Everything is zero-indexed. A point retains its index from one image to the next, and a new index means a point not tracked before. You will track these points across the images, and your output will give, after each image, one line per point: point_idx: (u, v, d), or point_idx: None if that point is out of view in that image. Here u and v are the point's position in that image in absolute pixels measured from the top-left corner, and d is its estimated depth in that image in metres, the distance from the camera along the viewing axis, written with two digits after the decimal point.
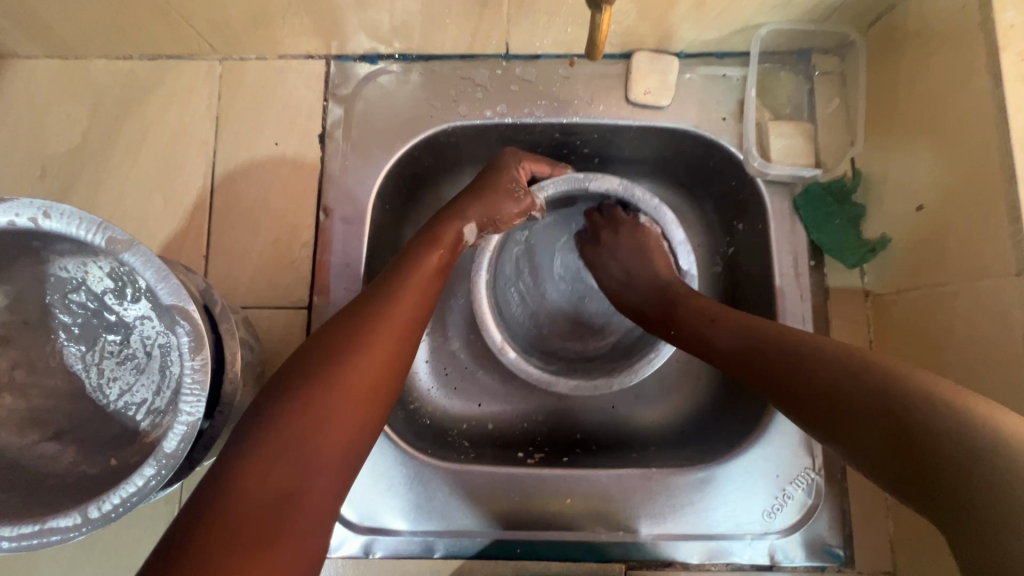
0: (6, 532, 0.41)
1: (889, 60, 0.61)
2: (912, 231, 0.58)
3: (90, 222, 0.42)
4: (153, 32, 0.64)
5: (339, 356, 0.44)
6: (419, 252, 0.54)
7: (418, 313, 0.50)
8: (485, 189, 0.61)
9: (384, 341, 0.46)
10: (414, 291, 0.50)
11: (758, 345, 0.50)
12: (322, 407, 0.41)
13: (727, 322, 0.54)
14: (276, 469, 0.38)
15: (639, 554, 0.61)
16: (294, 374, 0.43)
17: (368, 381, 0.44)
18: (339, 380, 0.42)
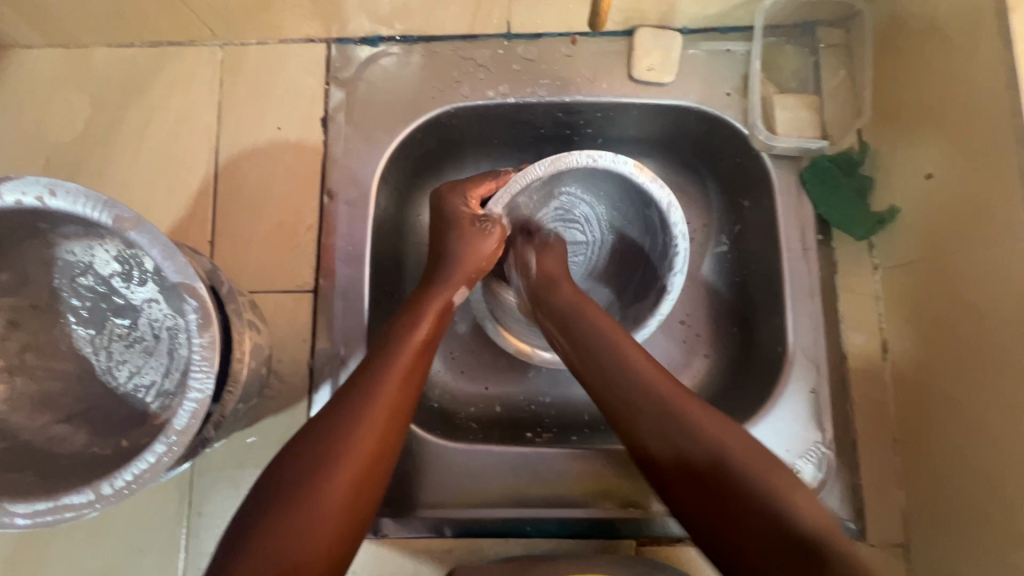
0: (20, 508, 0.42)
1: (896, 28, 0.60)
2: (922, 201, 0.57)
3: (96, 200, 0.42)
4: (154, 18, 0.64)
5: (342, 433, 0.45)
6: (416, 316, 0.54)
7: (416, 381, 0.51)
8: (455, 242, 0.59)
9: (387, 416, 0.47)
10: (412, 358, 0.51)
11: (663, 407, 0.46)
12: (329, 492, 0.43)
13: (629, 365, 0.49)
14: (286, 556, 0.40)
15: (649, 530, 0.61)
16: (300, 448, 0.44)
17: (372, 459, 0.45)
18: (344, 462, 0.44)
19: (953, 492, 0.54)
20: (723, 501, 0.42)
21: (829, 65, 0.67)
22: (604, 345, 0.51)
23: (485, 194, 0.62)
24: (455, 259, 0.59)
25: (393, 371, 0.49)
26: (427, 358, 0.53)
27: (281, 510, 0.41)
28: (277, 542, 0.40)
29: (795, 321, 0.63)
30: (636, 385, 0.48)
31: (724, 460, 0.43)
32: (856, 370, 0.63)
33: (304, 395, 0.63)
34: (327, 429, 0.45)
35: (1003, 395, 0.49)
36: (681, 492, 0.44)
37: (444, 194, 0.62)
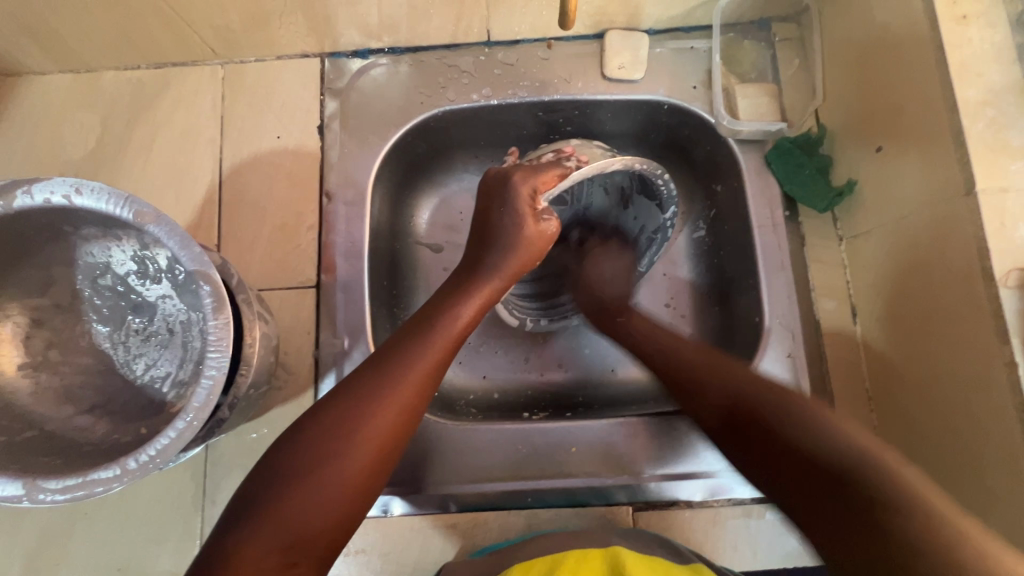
0: (51, 485, 0.45)
1: (838, 19, 0.66)
2: (876, 173, 0.62)
3: (118, 197, 0.46)
4: (159, 40, 0.69)
5: (363, 414, 0.47)
6: (453, 309, 0.55)
7: (440, 370, 0.52)
8: (507, 234, 0.59)
9: (408, 403, 0.49)
10: (442, 349, 0.52)
11: (748, 391, 0.53)
12: (342, 469, 0.44)
13: (722, 370, 0.57)
14: (294, 523, 0.42)
15: (644, 495, 0.64)
16: (322, 421, 0.46)
17: (388, 441, 0.47)
18: (362, 442, 0.46)
19: (922, 440, 0.58)
20: (789, 425, 0.48)
21: (784, 57, 0.73)
22: (694, 364, 0.59)
23: (549, 188, 0.59)
24: (498, 252, 0.59)
25: (419, 359, 0.51)
26: (455, 349, 0.54)
27: (298, 478, 0.44)
28: (290, 506, 0.42)
29: (770, 292, 0.68)
30: (734, 371, 0.56)
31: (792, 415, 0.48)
32: (828, 334, 0.67)
33: (311, 383, 0.66)
34: (349, 404, 0.47)
35: (954, 342, 0.53)
36: (734, 438, 0.53)
37: (513, 180, 0.59)
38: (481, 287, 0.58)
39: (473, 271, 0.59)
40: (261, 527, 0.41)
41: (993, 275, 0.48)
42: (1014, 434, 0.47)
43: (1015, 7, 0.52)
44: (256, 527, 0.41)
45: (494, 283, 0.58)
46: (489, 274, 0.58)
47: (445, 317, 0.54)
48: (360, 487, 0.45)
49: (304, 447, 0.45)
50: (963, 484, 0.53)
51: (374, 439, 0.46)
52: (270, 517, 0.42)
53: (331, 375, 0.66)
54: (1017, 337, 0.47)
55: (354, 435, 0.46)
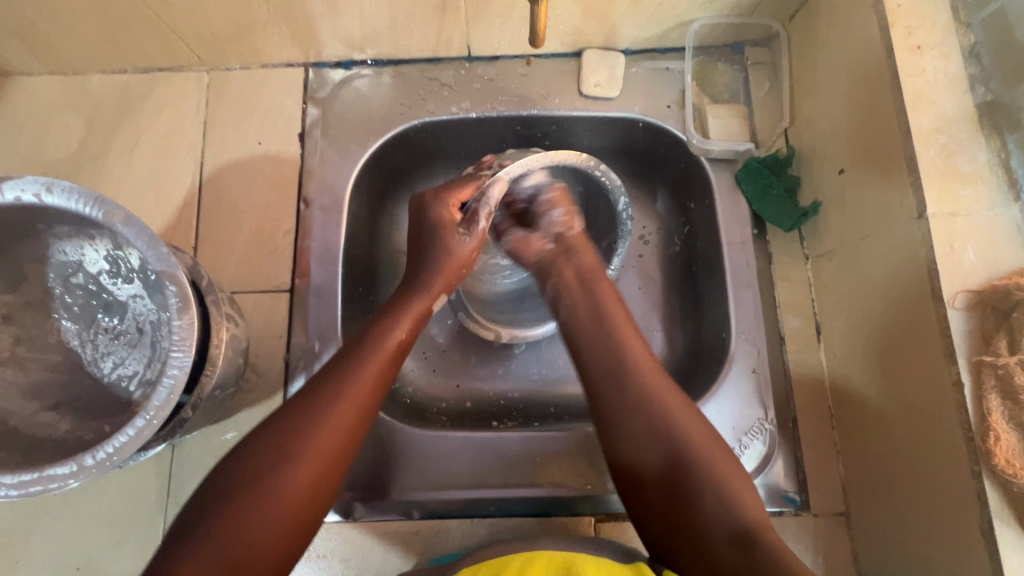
0: (7, 479, 0.45)
1: (806, 45, 0.68)
2: (837, 194, 0.64)
3: (89, 197, 0.47)
4: (146, 45, 0.71)
5: (304, 431, 0.47)
6: (388, 325, 0.56)
7: (381, 385, 0.53)
8: (434, 254, 0.62)
9: (351, 418, 0.50)
10: (382, 363, 0.53)
11: (668, 432, 0.52)
12: (285, 489, 0.45)
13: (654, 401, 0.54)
14: (238, 544, 0.42)
15: (606, 506, 0.64)
16: (265, 441, 0.47)
17: (338, 449, 0.48)
18: (303, 459, 0.46)
19: (878, 457, 0.58)
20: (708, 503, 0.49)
21: (756, 79, 0.74)
22: (634, 408, 0.54)
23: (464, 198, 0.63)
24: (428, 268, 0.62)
25: (359, 374, 0.52)
26: (395, 362, 0.55)
27: (237, 497, 0.44)
28: (234, 527, 0.43)
29: (737, 309, 0.69)
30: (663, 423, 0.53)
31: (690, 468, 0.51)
32: (792, 351, 0.68)
33: (281, 387, 0.67)
34: (291, 422, 0.48)
35: (908, 362, 0.54)
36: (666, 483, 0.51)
37: (429, 202, 0.63)
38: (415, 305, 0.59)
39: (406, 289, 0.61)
40: (200, 548, 0.42)
41: (942, 296, 0.49)
42: (960, 453, 0.48)
43: (968, 39, 0.55)
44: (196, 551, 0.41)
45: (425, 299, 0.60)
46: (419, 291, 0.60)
47: (381, 333, 0.55)
48: (307, 504, 0.46)
49: (245, 468, 0.45)
50: (915, 502, 0.53)
51: (317, 455, 0.47)
52: (214, 543, 0.42)
53: (300, 379, 0.66)
54: (963, 357, 0.48)
55: (297, 453, 0.46)
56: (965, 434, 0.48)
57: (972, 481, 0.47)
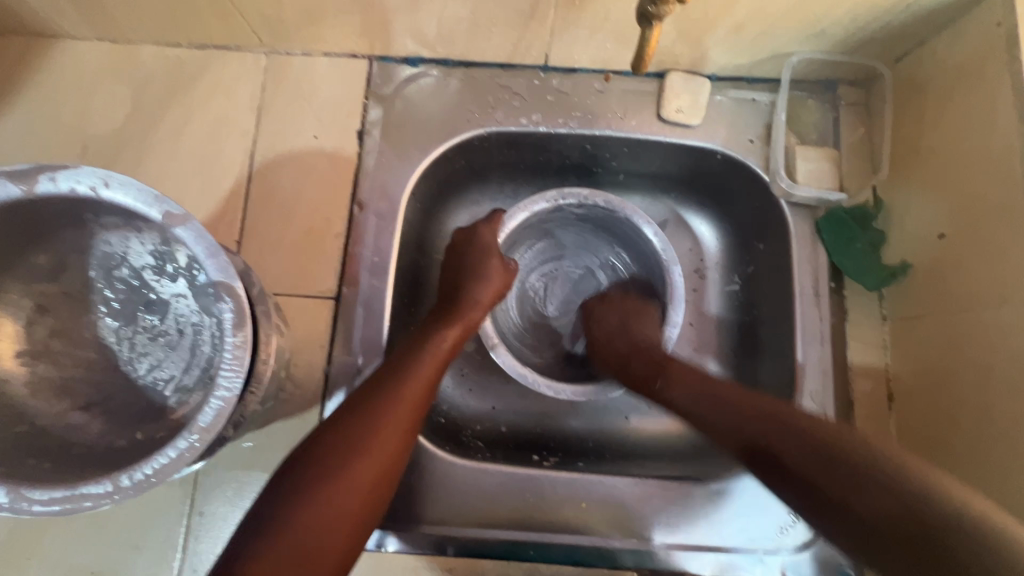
0: (37, 495, 0.42)
1: (913, 93, 0.63)
2: (933, 259, 0.60)
3: (148, 195, 0.43)
4: (206, 21, 0.66)
5: (365, 428, 0.49)
6: (437, 333, 0.59)
7: (432, 390, 0.55)
8: (471, 268, 0.65)
9: (406, 420, 0.52)
10: (433, 368, 0.56)
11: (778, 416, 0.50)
12: (351, 481, 0.47)
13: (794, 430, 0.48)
14: (310, 530, 0.43)
15: (651, 562, 0.61)
16: (333, 440, 0.48)
17: (399, 447, 0.51)
18: (366, 455, 0.48)
19: None
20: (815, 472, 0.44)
21: (848, 121, 0.70)
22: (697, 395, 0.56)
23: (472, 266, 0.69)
24: (472, 285, 0.64)
25: (415, 377, 0.54)
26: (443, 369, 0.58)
27: (311, 489, 0.45)
28: (311, 511, 0.44)
29: (805, 367, 0.65)
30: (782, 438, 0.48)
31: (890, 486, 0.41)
32: (861, 417, 0.64)
33: (318, 401, 0.63)
34: (356, 418, 0.50)
35: (1008, 454, 0.50)
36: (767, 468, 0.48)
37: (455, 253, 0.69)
38: (464, 315, 0.62)
39: (450, 300, 0.64)
40: (276, 538, 0.42)
41: None
42: None
43: None
44: (283, 537, 0.43)
45: (474, 313, 0.63)
46: (469, 299, 0.63)
47: (432, 339, 0.58)
48: (369, 497, 0.47)
49: (316, 467, 0.46)
50: None
51: (380, 447, 0.49)
52: (297, 529, 0.43)
53: (339, 394, 0.63)
54: None
55: (361, 445, 0.48)
56: None
57: None
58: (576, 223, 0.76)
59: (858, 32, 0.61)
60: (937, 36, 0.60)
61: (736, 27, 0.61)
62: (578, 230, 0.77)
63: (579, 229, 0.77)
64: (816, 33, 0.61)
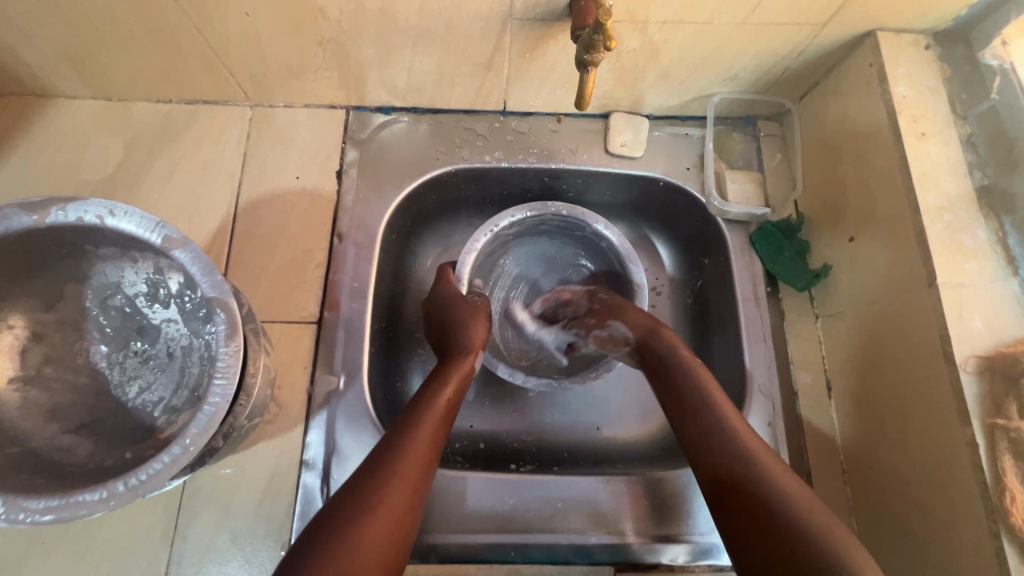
0: (34, 504, 0.44)
1: (816, 124, 0.74)
2: (848, 260, 0.68)
3: (150, 221, 0.48)
4: (196, 79, 0.73)
5: (380, 483, 0.50)
6: (435, 388, 0.62)
7: (437, 444, 0.57)
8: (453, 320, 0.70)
9: (416, 474, 0.53)
10: (435, 424, 0.58)
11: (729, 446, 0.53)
12: (371, 533, 0.47)
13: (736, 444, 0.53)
14: None
15: (626, 555, 0.64)
16: (349, 500, 0.49)
17: (411, 499, 0.52)
18: (380, 511, 0.48)
19: (894, 513, 0.60)
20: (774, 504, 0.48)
21: (768, 149, 0.80)
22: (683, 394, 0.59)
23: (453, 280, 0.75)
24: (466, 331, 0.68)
25: (419, 433, 0.56)
26: (445, 424, 0.60)
27: (334, 545, 0.45)
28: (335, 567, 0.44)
29: (751, 363, 0.72)
30: (730, 432, 0.54)
31: (787, 506, 0.48)
32: (805, 406, 0.70)
33: (301, 420, 0.66)
34: (369, 474, 0.51)
35: (920, 420, 0.57)
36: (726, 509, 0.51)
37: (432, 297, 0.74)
38: (456, 367, 0.65)
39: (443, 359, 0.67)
40: None
41: (954, 360, 0.53)
42: (979, 511, 0.50)
43: (965, 130, 0.61)
44: None
45: (465, 363, 0.66)
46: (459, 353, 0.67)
47: (432, 393, 0.61)
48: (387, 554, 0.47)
49: (339, 522, 0.47)
50: (932, 561, 0.55)
51: (395, 500, 0.50)
52: None
53: (323, 413, 0.66)
54: (977, 418, 0.51)
55: (378, 500, 0.49)
56: (982, 493, 0.50)
57: (989, 538, 0.49)
58: (526, 244, 0.86)
59: (764, 75, 0.72)
60: (828, 76, 0.72)
61: (663, 72, 0.72)
62: (530, 249, 0.86)
63: (532, 248, 0.86)
64: (730, 76, 0.73)
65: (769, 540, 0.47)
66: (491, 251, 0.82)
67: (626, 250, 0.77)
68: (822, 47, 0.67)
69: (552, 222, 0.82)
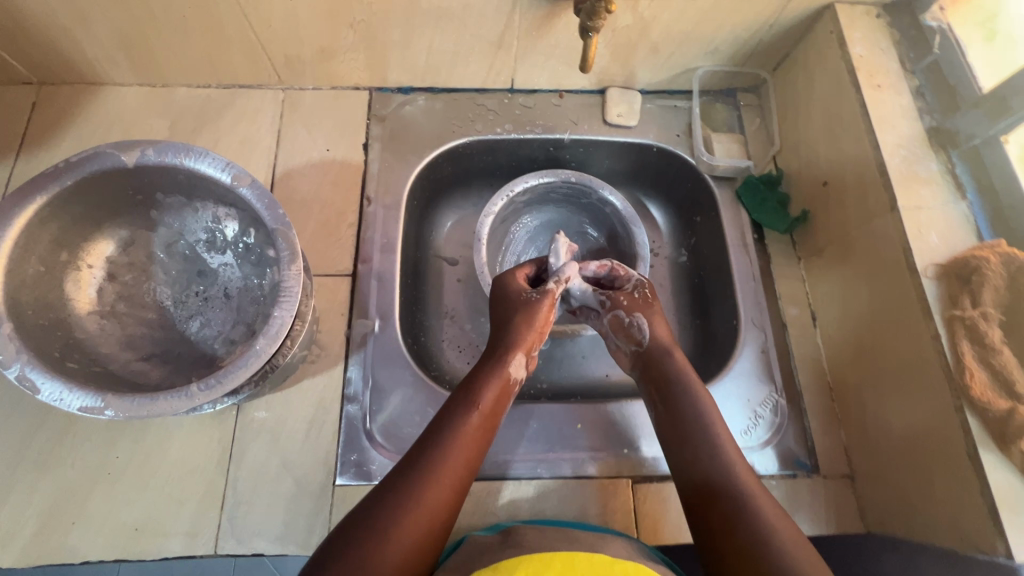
0: (126, 402, 0.49)
1: (789, 90, 0.84)
2: (823, 203, 0.77)
3: (222, 162, 0.56)
4: (236, 64, 0.82)
5: (405, 508, 0.51)
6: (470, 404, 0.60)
7: (467, 469, 0.57)
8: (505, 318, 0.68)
9: (443, 499, 0.54)
10: (467, 447, 0.58)
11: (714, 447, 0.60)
12: (389, 560, 0.49)
13: (725, 458, 0.59)
14: None
15: (642, 469, 0.70)
16: (373, 522, 0.50)
17: (434, 525, 0.53)
18: (401, 539, 0.50)
19: (877, 415, 0.67)
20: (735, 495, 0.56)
21: (748, 116, 0.90)
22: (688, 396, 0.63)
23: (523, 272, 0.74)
24: (517, 330, 0.67)
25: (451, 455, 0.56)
26: (478, 444, 0.59)
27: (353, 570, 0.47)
28: None
29: (744, 300, 0.80)
30: (713, 440, 0.60)
31: (758, 508, 0.54)
32: (794, 336, 0.78)
33: (341, 359, 0.72)
34: (397, 499, 0.52)
35: (892, 325, 0.65)
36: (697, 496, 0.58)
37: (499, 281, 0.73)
38: (494, 382, 0.63)
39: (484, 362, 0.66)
40: None
41: (916, 268, 0.62)
42: (945, 391, 0.58)
43: (914, 82, 0.72)
44: None
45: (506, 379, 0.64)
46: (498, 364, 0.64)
47: (465, 412, 0.60)
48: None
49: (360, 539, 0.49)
50: (911, 448, 0.62)
51: (418, 526, 0.51)
52: None
53: (360, 354, 0.73)
54: (937, 313, 0.59)
55: (401, 528, 0.50)
56: (947, 373, 0.58)
57: (955, 412, 0.57)
58: (536, 213, 0.94)
59: (741, 47, 0.82)
60: (797, 46, 0.82)
61: (653, 47, 0.81)
62: (540, 216, 0.95)
63: (541, 216, 0.95)
64: (711, 50, 0.83)
65: (716, 527, 0.55)
66: (505, 217, 0.90)
67: (628, 215, 0.86)
68: (789, 19, 0.77)
69: (559, 190, 0.90)
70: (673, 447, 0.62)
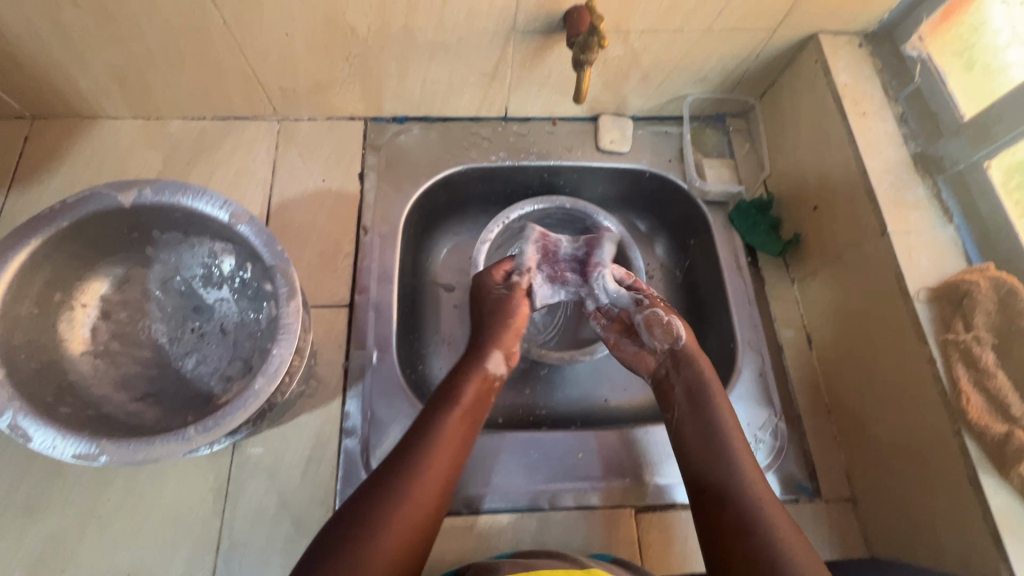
0: (121, 448, 0.48)
1: (777, 116, 0.86)
2: (814, 226, 0.79)
3: (220, 199, 0.55)
4: (231, 96, 0.82)
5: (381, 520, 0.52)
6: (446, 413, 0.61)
7: (445, 478, 0.58)
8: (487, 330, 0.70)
9: (418, 509, 0.55)
10: (446, 456, 0.59)
11: (723, 463, 0.60)
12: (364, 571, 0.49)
13: (744, 480, 0.58)
14: None
15: (644, 497, 0.70)
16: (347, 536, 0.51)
17: (411, 534, 0.53)
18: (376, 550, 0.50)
19: (875, 437, 0.68)
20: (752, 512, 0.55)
21: (737, 141, 0.92)
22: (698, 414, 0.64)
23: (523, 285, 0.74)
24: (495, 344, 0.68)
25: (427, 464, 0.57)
26: (457, 451, 0.60)
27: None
28: None
29: (740, 323, 0.80)
30: (728, 456, 0.60)
31: (773, 532, 0.53)
32: (790, 357, 0.79)
33: (339, 392, 0.72)
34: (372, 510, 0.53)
35: (886, 348, 0.66)
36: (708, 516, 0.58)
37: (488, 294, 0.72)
38: (469, 390, 0.64)
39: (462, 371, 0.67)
40: None
41: (908, 292, 0.63)
42: (944, 415, 0.58)
43: (898, 109, 0.74)
44: None
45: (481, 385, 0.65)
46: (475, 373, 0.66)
47: (440, 421, 0.61)
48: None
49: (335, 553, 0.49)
50: (911, 471, 0.63)
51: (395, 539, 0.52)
52: None
53: (359, 386, 0.72)
54: (931, 337, 0.60)
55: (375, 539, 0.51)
56: (943, 397, 0.58)
57: (954, 436, 0.57)
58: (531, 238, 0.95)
59: (729, 76, 0.84)
60: (783, 74, 0.84)
61: (644, 76, 0.83)
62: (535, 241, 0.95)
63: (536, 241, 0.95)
64: (700, 78, 0.85)
65: (727, 545, 0.55)
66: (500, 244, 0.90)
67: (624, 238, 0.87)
68: (775, 49, 0.79)
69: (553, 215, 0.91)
70: (691, 466, 0.62)
